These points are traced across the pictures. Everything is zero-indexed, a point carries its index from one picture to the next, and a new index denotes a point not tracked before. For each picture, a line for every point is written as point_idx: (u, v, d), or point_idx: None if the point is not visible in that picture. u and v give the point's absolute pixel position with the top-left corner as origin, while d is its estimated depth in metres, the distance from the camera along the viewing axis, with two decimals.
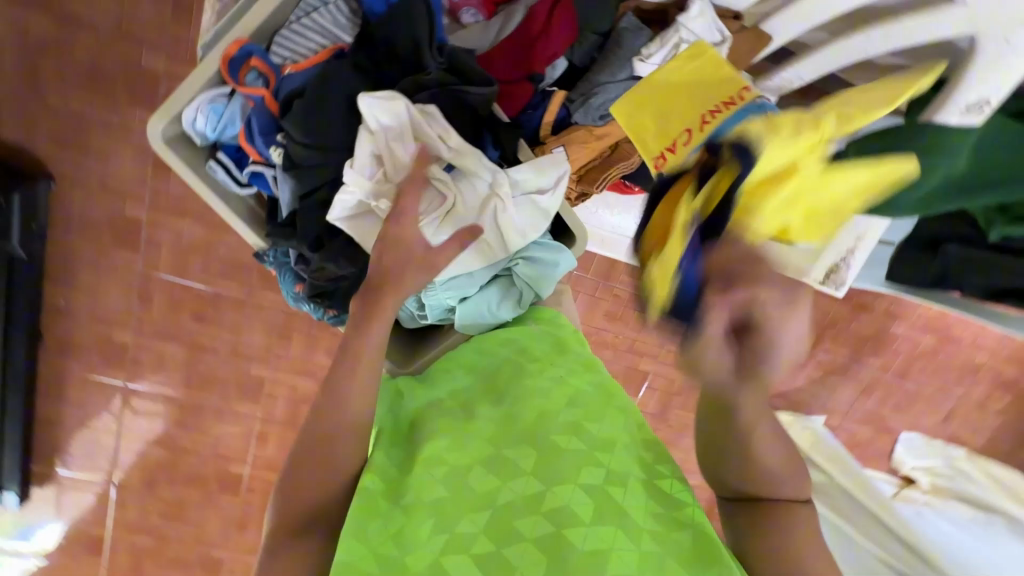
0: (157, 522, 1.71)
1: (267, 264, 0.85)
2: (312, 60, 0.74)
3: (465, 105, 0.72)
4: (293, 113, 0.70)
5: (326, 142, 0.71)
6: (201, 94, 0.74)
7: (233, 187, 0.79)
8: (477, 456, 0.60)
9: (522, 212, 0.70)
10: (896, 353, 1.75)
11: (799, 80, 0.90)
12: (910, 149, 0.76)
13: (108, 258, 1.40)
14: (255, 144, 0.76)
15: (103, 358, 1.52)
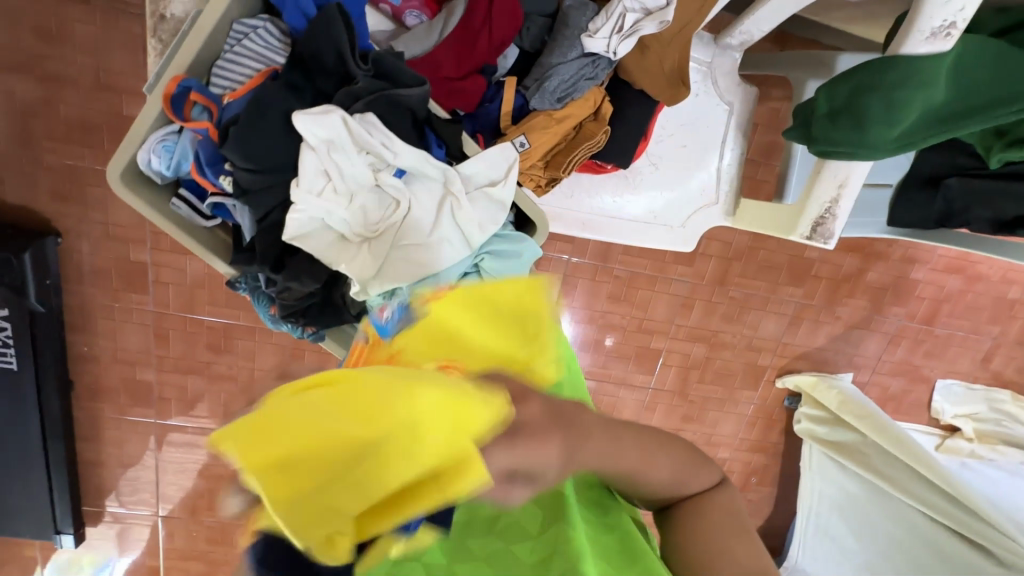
0: (204, 549, 1.78)
1: (239, 291, 0.87)
2: (248, 86, 0.74)
3: (405, 106, 0.75)
4: (231, 140, 0.70)
5: (269, 166, 0.72)
6: (150, 135, 0.77)
7: (199, 220, 0.83)
8: None
9: (480, 209, 0.77)
10: (921, 299, 1.68)
11: (758, 31, 0.88)
12: (880, 84, 0.74)
13: (122, 302, 1.47)
14: (205, 175, 0.77)
15: (131, 398, 1.58)
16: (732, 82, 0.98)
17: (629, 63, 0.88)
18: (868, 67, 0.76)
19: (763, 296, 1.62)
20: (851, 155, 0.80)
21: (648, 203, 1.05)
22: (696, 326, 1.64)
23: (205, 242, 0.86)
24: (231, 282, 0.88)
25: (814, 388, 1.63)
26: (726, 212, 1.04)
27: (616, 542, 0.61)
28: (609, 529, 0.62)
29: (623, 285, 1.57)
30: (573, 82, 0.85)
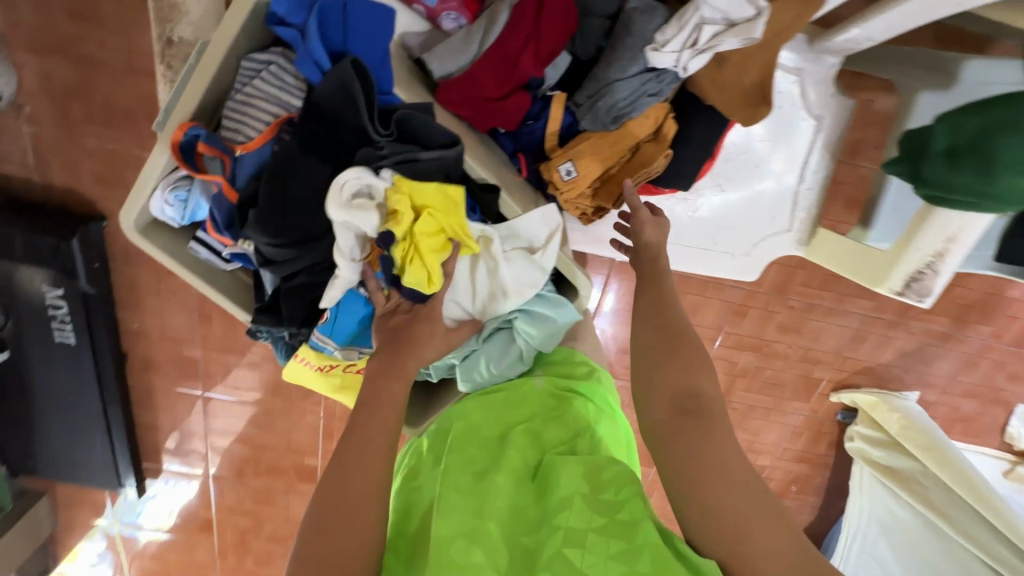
0: (251, 506, 1.92)
1: (260, 339, 0.86)
2: (260, 138, 0.72)
3: (440, 168, 0.71)
4: (252, 222, 0.69)
5: (294, 239, 0.71)
6: (162, 182, 0.77)
7: (221, 263, 0.83)
8: (465, 527, 0.61)
9: (520, 272, 0.76)
10: (1013, 319, 1.48)
11: (868, 40, 0.73)
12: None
13: (167, 284, 1.50)
14: (223, 233, 0.77)
15: (178, 372, 1.65)
16: (825, 93, 0.82)
17: (703, 76, 0.74)
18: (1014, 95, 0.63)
19: (827, 306, 1.48)
20: (970, 196, 0.66)
21: (709, 226, 0.93)
22: (747, 335, 1.52)
23: (226, 289, 0.85)
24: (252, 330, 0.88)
25: (874, 408, 1.51)
26: (799, 241, 0.91)
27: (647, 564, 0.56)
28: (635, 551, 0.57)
29: None
30: (632, 100, 0.72)
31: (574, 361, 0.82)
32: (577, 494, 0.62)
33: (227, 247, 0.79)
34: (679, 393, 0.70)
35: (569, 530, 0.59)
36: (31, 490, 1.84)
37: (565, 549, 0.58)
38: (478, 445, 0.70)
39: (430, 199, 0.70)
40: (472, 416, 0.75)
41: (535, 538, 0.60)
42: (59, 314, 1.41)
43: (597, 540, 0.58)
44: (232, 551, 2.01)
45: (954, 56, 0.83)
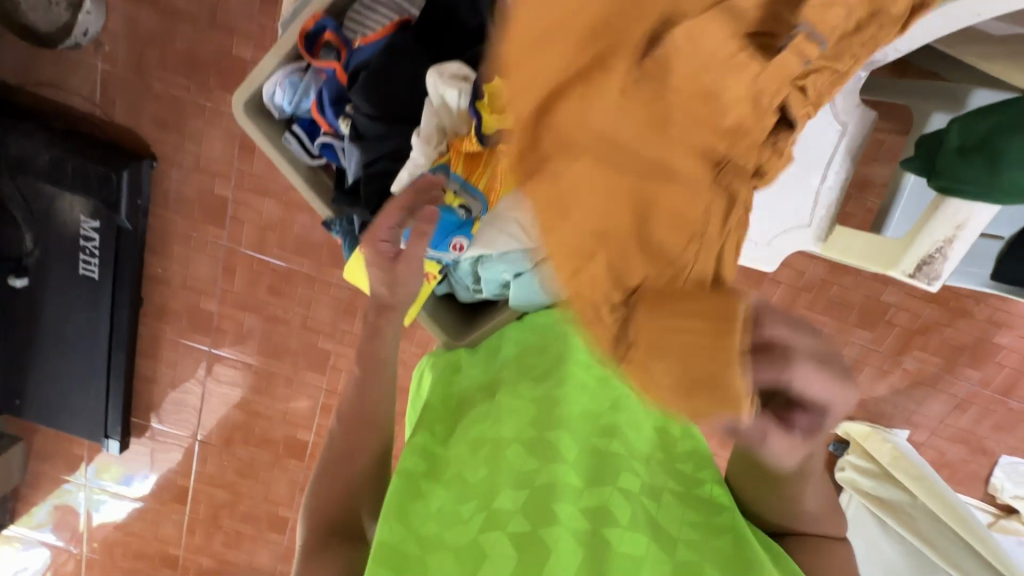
0: (232, 478, 1.87)
1: (334, 233, 0.94)
2: (378, 34, 0.84)
3: None
4: (362, 85, 0.82)
5: (390, 114, 0.83)
6: (280, 69, 0.88)
7: (306, 157, 0.93)
8: (528, 441, 0.77)
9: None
10: (1000, 367, 1.56)
11: (895, 51, 0.82)
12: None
13: (200, 233, 1.54)
14: (325, 115, 0.88)
15: (190, 325, 1.66)
16: (852, 103, 0.91)
17: None
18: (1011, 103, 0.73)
19: (828, 333, 1.55)
20: (978, 191, 0.75)
21: None
22: None
23: (308, 179, 0.95)
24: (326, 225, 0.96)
25: (866, 438, 1.53)
26: (817, 238, 1.00)
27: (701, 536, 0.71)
28: (715, 532, 0.72)
29: None
30: None
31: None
32: (642, 452, 0.80)
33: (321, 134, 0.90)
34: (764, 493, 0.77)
35: (642, 478, 0.76)
36: (10, 433, 1.79)
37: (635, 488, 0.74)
38: (544, 376, 0.85)
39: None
40: (510, 351, 0.90)
41: (597, 463, 0.77)
42: (89, 246, 1.44)
43: (654, 489, 0.76)
44: (202, 527, 1.94)
45: (962, 86, 0.93)
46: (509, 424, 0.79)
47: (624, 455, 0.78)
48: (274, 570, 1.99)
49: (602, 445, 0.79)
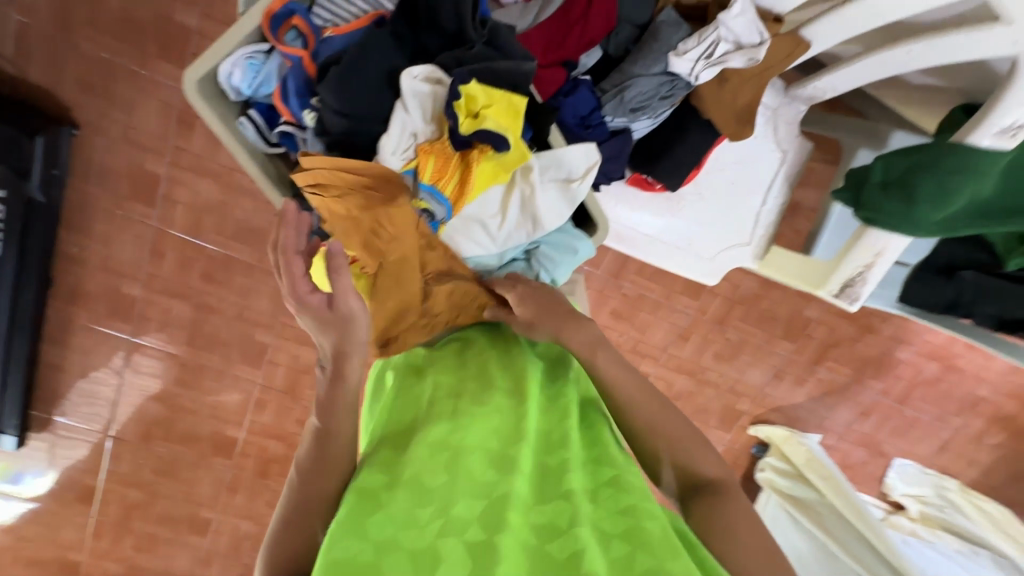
0: (148, 478, 1.73)
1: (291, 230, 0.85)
2: (352, 25, 0.76)
3: (511, 77, 0.74)
4: (330, 81, 0.72)
5: (356, 113, 0.73)
6: (238, 50, 0.76)
7: (262, 145, 0.82)
8: (482, 448, 0.69)
9: (551, 202, 0.82)
10: (898, 379, 1.75)
11: (831, 89, 0.89)
12: (937, 165, 0.78)
13: (125, 211, 1.42)
14: (288, 105, 0.76)
15: (109, 311, 1.52)
16: (791, 132, 1.00)
17: (706, 91, 0.89)
18: (929, 146, 0.80)
19: (756, 343, 1.66)
20: (892, 225, 0.84)
21: (686, 228, 1.06)
22: (687, 360, 1.67)
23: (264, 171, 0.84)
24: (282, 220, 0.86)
25: (785, 442, 1.69)
26: (756, 255, 1.07)
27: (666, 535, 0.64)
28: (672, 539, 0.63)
29: (628, 304, 1.58)
30: (648, 97, 0.87)
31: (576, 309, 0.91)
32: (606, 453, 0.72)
33: (282, 124, 0.78)
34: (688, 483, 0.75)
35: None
36: None
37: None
38: (501, 385, 0.77)
39: (495, 99, 0.74)
40: (469, 357, 0.82)
41: (559, 472, 0.69)
42: None
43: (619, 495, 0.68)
44: (109, 531, 1.77)
45: (885, 126, 1.04)
46: (456, 428, 0.71)
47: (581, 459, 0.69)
48: None
49: (557, 455, 0.71)
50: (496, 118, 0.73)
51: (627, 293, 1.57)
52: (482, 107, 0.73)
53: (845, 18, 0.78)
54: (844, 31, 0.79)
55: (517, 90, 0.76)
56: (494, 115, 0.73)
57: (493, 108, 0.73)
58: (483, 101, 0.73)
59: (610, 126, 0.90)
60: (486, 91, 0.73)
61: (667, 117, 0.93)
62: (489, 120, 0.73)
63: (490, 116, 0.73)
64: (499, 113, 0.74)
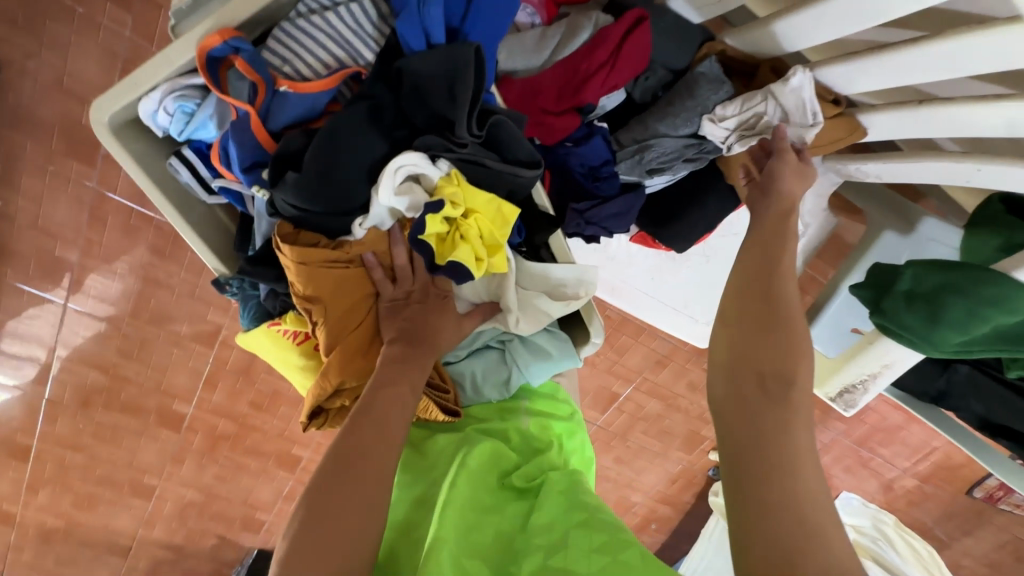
0: (87, 441, 1.62)
1: (227, 294, 0.80)
2: (316, 84, 0.61)
3: (508, 182, 0.65)
4: (287, 184, 0.60)
5: (320, 209, 0.62)
6: (168, 84, 0.64)
7: (200, 193, 0.71)
8: (449, 541, 0.61)
9: (529, 306, 0.73)
10: (862, 422, 1.77)
11: (875, 176, 0.79)
12: (977, 295, 0.70)
13: (58, 167, 1.25)
14: (233, 171, 0.65)
15: (40, 272, 1.35)
16: (819, 205, 0.92)
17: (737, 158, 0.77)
18: (964, 271, 0.72)
19: None
20: (914, 342, 0.77)
21: (685, 291, 0.98)
22: (660, 385, 1.63)
23: (198, 223, 0.75)
24: (218, 280, 0.80)
25: None
26: None
27: (638, 557, 0.56)
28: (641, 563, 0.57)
29: (610, 326, 1.52)
30: (671, 157, 0.75)
31: (556, 398, 0.82)
32: (559, 510, 0.64)
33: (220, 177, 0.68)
34: (771, 371, 0.61)
35: (551, 544, 0.61)
36: None
37: (549, 562, 0.60)
38: (470, 471, 0.68)
39: (481, 205, 0.65)
40: (450, 442, 0.73)
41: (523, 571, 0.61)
42: None
43: (578, 535, 0.60)
44: (45, 489, 1.67)
45: (917, 210, 0.93)
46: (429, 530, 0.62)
47: (531, 535, 0.63)
48: (133, 538, 1.80)
49: (517, 544, 0.64)
50: (478, 230, 0.65)
51: (610, 317, 1.50)
52: (464, 215, 0.64)
53: (908, 116, 0.66)
54: (909, 132, 0.67)
55: (513, 196, 0.68)
56: (475, 227, 0.65)
57: (475, 217, 0.64)
58: (462, 206, 0.64)
59: (622, 179, 0.78)
60: (473, 198, 0.64)
61: (684, 177, 0.82)
62: (472, 232, 0.65)
63: (471, 229, 0.65)
64: (483, 223, 0.65)
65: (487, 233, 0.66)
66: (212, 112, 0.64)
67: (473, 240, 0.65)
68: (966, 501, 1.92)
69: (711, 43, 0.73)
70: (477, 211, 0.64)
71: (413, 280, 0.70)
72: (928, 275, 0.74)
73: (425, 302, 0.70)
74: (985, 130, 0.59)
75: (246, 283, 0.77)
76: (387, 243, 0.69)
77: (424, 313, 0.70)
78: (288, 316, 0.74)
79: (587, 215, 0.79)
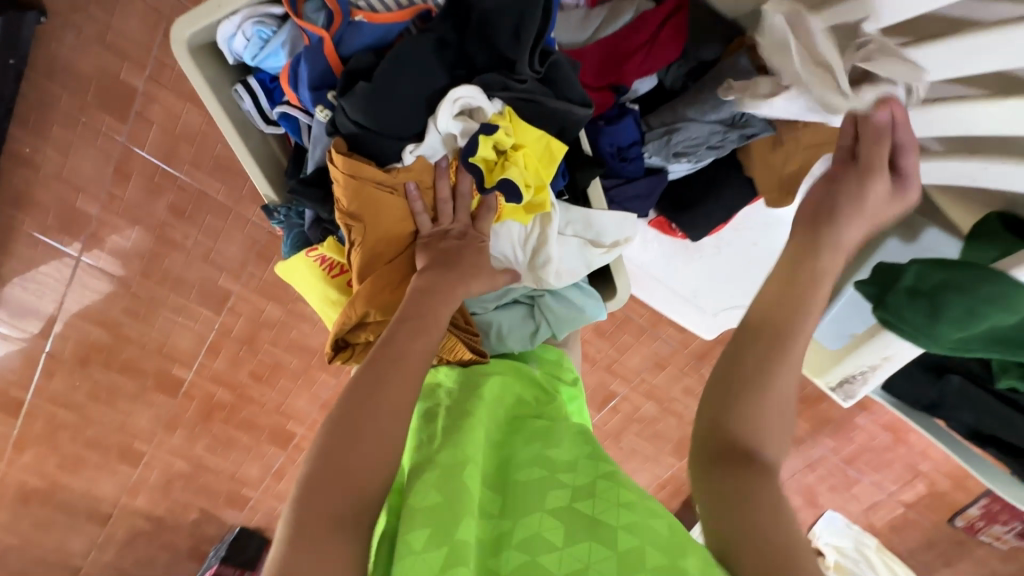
0: (80, 401, 1.59)
1: (274, 221, 0.84)
2: (388, 17, 0.68)
3: (561, 119, 0.70)
4: (355, 93, 0.65)
5: (379, 125, 0.67)
6: (246, 11, 0.72)
7: (260, 122, 0.79)
8: (467, 453, 0.65)
9: (568, 256, 0.80)
10: (850, 440, 1.80)
11: None
12: (974, 276, 0.75)
13: (90, 120, 1.27)
14: (299, 94, 0.72)
15: (58, 223, 1.36)
16: None
17: (756, 147, 0.82)
18: (968, 267, 0.76)
19: None
20: (908, 335, 0.81)
21: (694, 280, 1.03)
22: (656, 387, 1.65)
23: (256, 149, 0.81)
24: (267, 207, 0.85)
25: None
26: None
27: (665, 527, 0.57)
28: (656, 515, 0.58)
29: (613, 323, 1.55)
30: (697, 143, 0.79)
31: (562, 364, 0.86)
32: (582, 457, 0.65)
33: (283, 104, 0.75)
34: (742, 446, 0.58)
35: (577, 487, 0.62)
36: None
37: (575, 503, 0.60)
38: (487, 395, 0.73)
39: (530, 142, 0.70)
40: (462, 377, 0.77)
41: (531, 487, 0.63)
42: None
43: (605, 488, 0.61)
44: (32, 447, 1.63)
45: (921, 218, 0.97)
46: (455, 441, 0.66)
47: (556, 472, 0.64)
48: (116, 504, 1.77)
49: (525, 468, 0.65)
50: (524, 162, 0.69)
51: (614, 314, 1.54)
52: (511, 149, 0.69)
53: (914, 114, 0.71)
54: (912, 131, 0.73)
55: (563, 134, 0.72)
56: (522, 159, 0.69)
57: (521, 151, 0.69)
58: (513, 140, 0.68)
59: (648, 163, 0.83)
60: (521, 130, 0.69)
61: (706, 166, 0.86)
62: (518, 163, 0.69)
63: (518, 159, 0.69)
64: (527, 157, 0.70)
65: (531, 168, 0.70)
66: (286, 40, 0.73)
67: (517, 169, 0.69)
68: (946, 529, 1.93)
69: (742, 39, 0.76)
70: (524, 146, 0.69)
71: (453, 219, 0.73)
72: (932, 267, 0.78)
73: (463, 240, 0.73)
74: (990, 126, 0.64)
75: (295, 211, 0.82)
76: (433, 176, 0.72)
77: (460, 248, 0.72)
78: (328, 242, 0.79)
79: (611, 192, 0.84)
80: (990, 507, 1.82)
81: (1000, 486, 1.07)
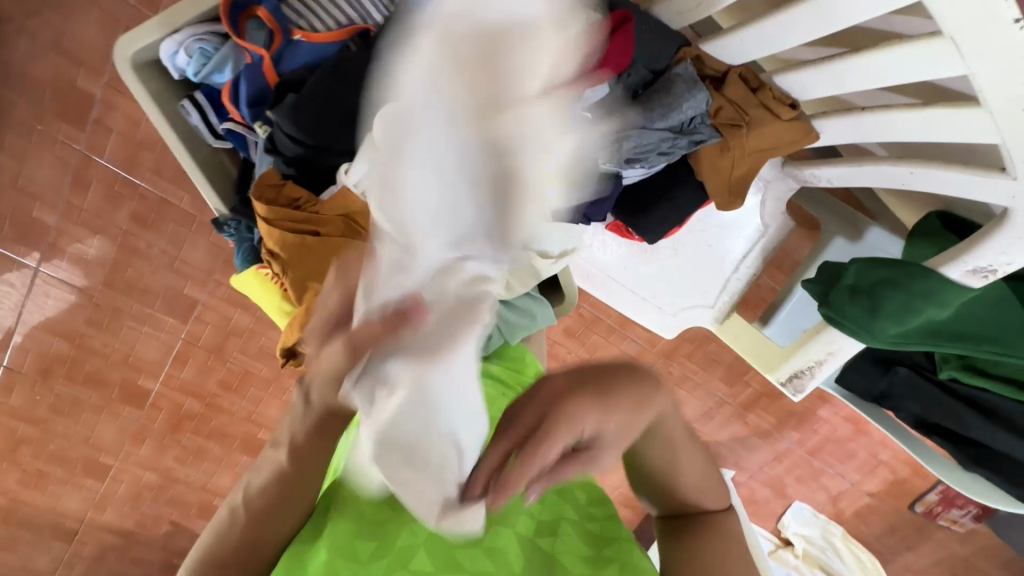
0: (43, 415, 1.56)
1: (224, 234, 0.84)
2: (325, 36, 0.75)
3: None
4: (283, 108, 0.71)
5: (313, 140, 0.72)
6: (191, 29, 0.75)
7: (207, 137, 0.79)
8: None
9: None
10: (814, 432, 1.87)
11: (826, 180, 0.88)
12: (911, 281, 0.78)
13: (46, 127, 1.25)
14: (240, 111, 0.76)
15: (14, 233, 1.33)
16: (777, 210, 0.99)
17: (705, 152, 0.85)
18: (906, 267, 0.79)
19: (695, 381, 1.72)
20: (851, 329, 0.85)
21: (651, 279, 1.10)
22: None
23: (203, 163, 0.81)
24: (217, 222, 0.84)
25: None
26: (715, 317, 1.09)
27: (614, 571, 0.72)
28: (607, 559, 0.74)
29: (583, 324, 1.59)
30: (649, 149, 0.82)
31: (524, 361, 0.88)
32: (554, 493, 0.79)
33: (228, 120, 0.78)
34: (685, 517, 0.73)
35: (543, 523, 0.76)
36: None
37: (538, 538, 0.75)
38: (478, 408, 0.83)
39: None
40: None
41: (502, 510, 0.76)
42: None
43: (567, 530, 0.76)
44: None
45: (864, 218, 1.02)
46: None
47: (530, 503, 0.76)
48: (81, 520, 1.72)
49: None
50: None
51: (583, 315, 1.57)
52: None
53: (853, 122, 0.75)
54: (851, 136, 0.77)
55: None
56: None
57: None
58: None
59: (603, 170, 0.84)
60: None
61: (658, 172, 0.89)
62: None
63: None
64: None
65: None
66: (229, 57, 0.75)
67: None
68: (907, 515, 2.01)
69: (686, 48, 0.82)
70: None
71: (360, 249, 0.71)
72: (872, 265, 0.82)
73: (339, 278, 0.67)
74: (915, 134, 0.68)
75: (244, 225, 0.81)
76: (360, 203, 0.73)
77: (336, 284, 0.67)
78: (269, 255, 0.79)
79: None
80: (947, 492, 1.90)
81: (945, 472, 1.13)
